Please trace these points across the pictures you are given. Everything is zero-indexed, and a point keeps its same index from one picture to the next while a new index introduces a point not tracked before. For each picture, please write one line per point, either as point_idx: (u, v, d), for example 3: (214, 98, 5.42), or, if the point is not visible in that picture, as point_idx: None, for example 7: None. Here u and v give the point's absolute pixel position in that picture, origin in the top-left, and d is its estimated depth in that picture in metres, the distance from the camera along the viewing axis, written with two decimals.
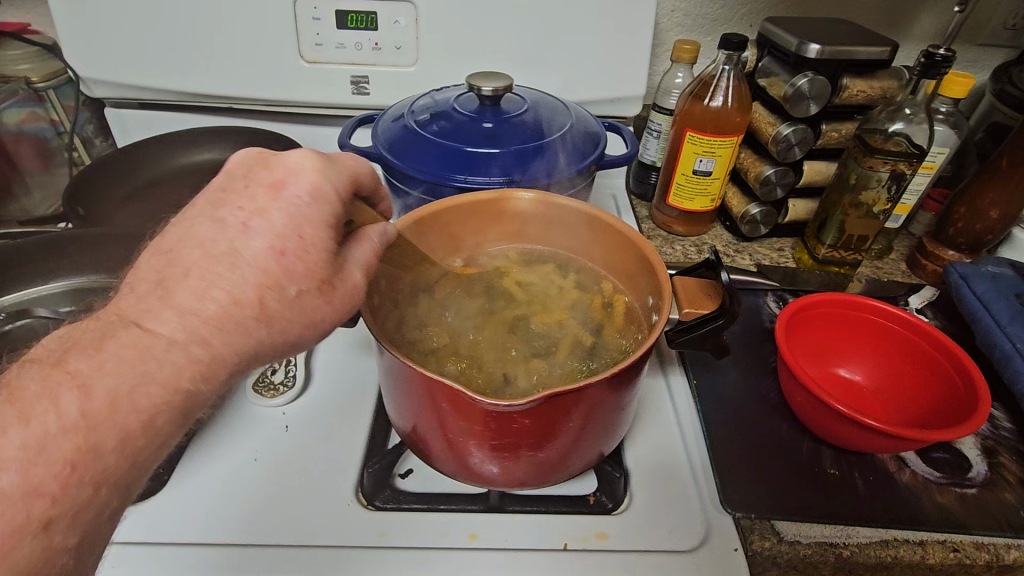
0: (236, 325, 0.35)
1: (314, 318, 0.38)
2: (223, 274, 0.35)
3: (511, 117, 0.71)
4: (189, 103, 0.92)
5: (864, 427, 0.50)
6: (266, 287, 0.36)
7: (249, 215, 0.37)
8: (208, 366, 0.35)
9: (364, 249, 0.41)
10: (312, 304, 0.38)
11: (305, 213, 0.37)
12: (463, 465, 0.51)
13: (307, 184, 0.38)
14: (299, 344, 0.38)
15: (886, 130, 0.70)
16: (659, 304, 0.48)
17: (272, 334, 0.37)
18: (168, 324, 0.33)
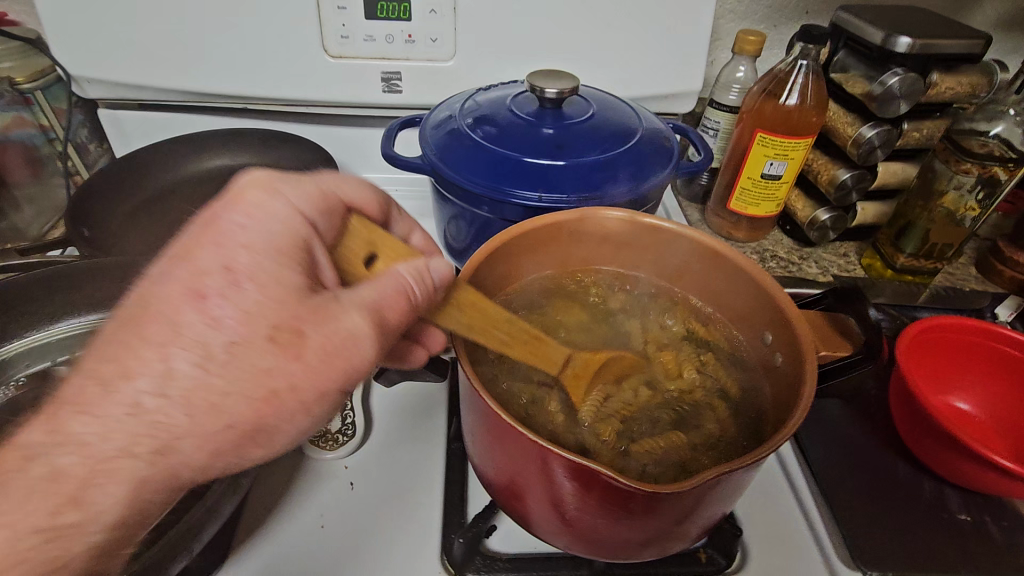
0: (138, 417, 0.31)
1: (264, 384, 0.33)
2: (128, 347, 0.32)
3: (577, 122, 0.64)
4: (195, 103, 0.82)
5: (1001, 471, 0.46)
6: (183, 348, 0.31)
7: (172, 258, 0.34)
8: (97, 477, 0.31)
9: (373, 287, 0.36)
10: (259, 365, 0.32)
11: (250, 241, 0.34)
12: (570, 541, 0.45)
13: (248, 210, 0.36)
14: (238, 427, 0.33)
15: (983, 133, 0.65)
16: (793, 348, 0.43)
17: (192, 419, 0.32)
18: (64, 427, 0.31)
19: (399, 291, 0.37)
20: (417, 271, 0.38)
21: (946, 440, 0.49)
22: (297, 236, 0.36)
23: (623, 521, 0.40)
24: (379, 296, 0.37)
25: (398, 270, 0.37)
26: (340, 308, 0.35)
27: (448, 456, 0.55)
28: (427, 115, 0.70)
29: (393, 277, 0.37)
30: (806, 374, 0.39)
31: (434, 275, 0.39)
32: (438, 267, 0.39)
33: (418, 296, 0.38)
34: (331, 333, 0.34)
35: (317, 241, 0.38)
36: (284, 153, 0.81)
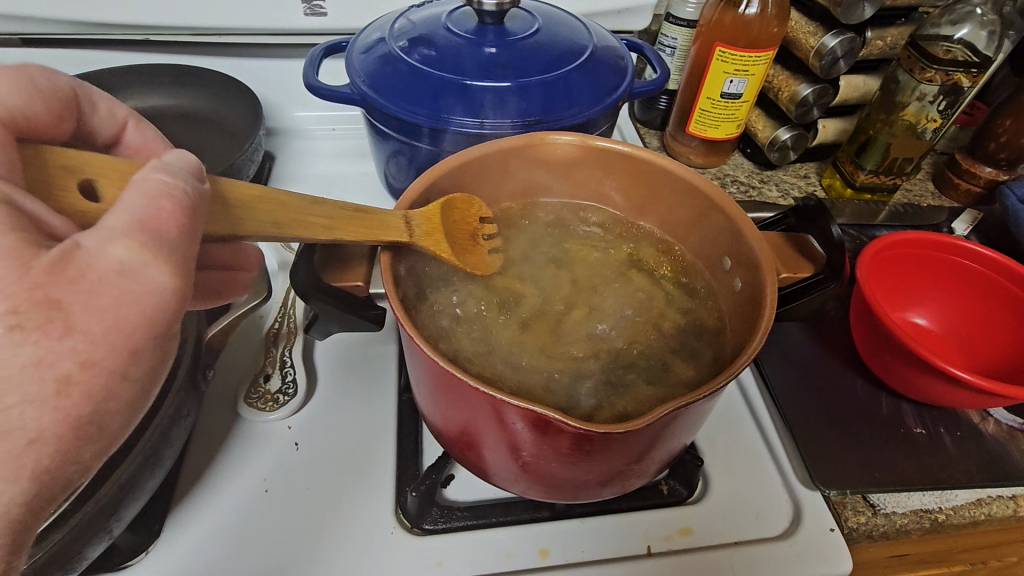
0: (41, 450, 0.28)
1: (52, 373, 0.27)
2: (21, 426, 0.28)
3: (521, 37, 0.58)
4: (90, 36, 0.73)
5: (955, 381, 0.46)
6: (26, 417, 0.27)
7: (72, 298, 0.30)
8: None
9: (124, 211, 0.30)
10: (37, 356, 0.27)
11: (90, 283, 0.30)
12: (532, 487, 0.43)
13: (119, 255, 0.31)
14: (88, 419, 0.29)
15: (948, 37, 0.61)
16: (751, 270, 0.40)
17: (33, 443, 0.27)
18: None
19: (165, 193, 0.31)
20: (163, 169, 0.32)
21: (903, 356, 0.48)
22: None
23: (580, 462, 0.38)
24: (147, 209, 0.30)
25: (142, 178, 0.31)
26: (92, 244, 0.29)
27: (400, 407, 0.52)
28: (354, 39, 0.63)
29: (142, 184, 0.31)
30: (768, 293, 0.37)
31: (186, 165, 0.33)
32: (175, 158, 0.33)
33: (189, 193, 0.32)
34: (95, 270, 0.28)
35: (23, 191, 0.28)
36: (207, 86, 0.72)
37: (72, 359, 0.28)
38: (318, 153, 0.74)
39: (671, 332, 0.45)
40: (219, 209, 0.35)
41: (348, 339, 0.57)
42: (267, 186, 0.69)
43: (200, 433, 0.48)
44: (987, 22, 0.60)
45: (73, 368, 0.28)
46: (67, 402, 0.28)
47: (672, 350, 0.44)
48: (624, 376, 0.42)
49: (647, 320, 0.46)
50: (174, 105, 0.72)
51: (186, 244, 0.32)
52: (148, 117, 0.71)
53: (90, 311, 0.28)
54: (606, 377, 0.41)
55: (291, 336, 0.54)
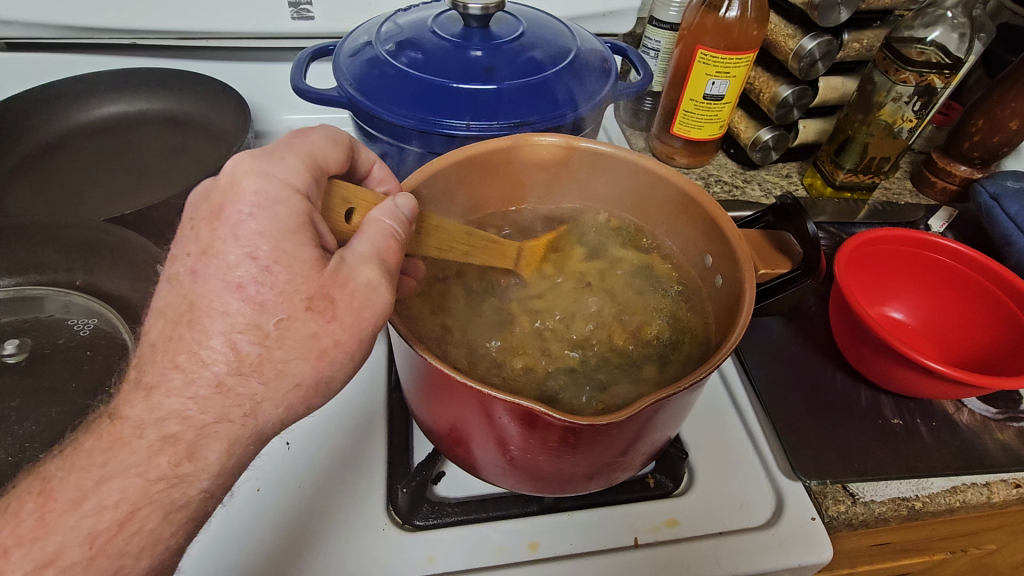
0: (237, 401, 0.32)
1: (315, 344, 0.32)
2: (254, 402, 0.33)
3: (506, 41, 0.59)
4: (74, 40, 0.73)
5: (929, 372, 0.47)
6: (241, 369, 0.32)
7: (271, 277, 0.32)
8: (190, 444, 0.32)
9: (368, 239, 0.33)
10: (305, 331, 0.32)
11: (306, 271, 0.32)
12: (520, 482, 0.43)
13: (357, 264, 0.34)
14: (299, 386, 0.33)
15: (921, 40, 0.63)
16: (730, 266, 0.41)
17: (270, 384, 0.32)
18: (154, 403, 0.32)
19: (390, 234, 0.34)
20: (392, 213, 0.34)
21: (881, 349, 0.50)
22: (301, 215, 0.32)
23: (566, 456, 0.39)
24: (378, 246, 0.33)
25: (376, 216, 0.34)
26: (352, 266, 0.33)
27: (391, 405, 0.52)
28: (341, 43, 0.63)
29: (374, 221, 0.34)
30: (746, 288, 0.38)
31: (410, 211, 0.35)
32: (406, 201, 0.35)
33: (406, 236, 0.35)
34: (352, 292, 0.33)
35: (318, 214, 0.34)
36: (197, 91, 0.72)
37: (331, 337, 0.33)
38: None
39: (656, 328, 0.46)
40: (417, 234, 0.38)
41: None
42: None
43: None
44: (959, 25, 0.62)
45: (330, 344, 0.33)
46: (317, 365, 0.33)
47: (656, 346, 0.45)
48: (611, 372, 0.43)
49: (631, 317, 0.47)
50: (162, 109, 0.72)
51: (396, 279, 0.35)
52: (136, 121, 0.71)
53: (350, 308, 0.33)
54: (594, 375, 0.42)
55: None
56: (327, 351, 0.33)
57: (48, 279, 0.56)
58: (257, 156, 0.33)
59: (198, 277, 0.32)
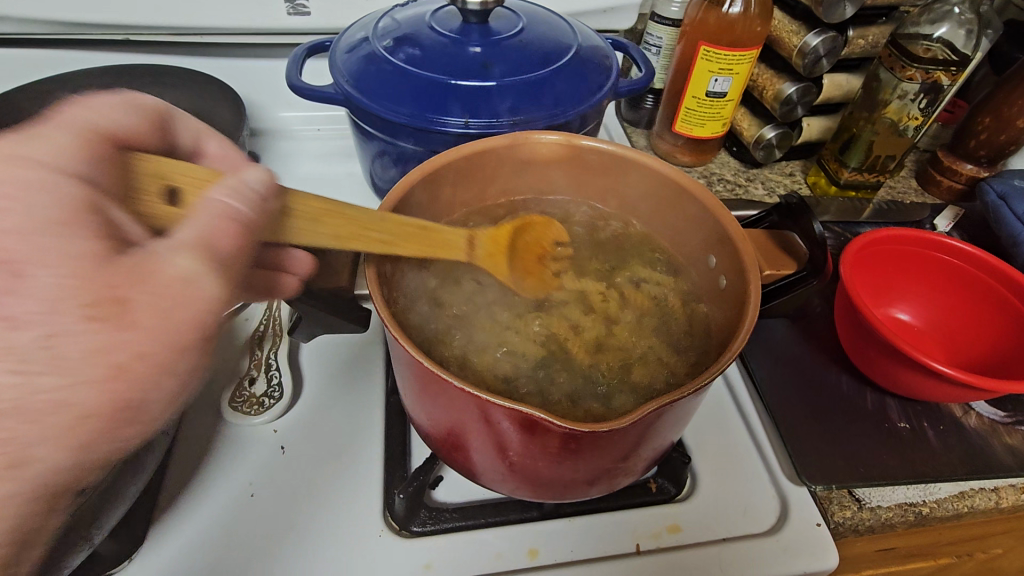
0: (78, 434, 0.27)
1: (107, 359, 0.27)
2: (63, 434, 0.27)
3: (505, 36, 0.58)
4: (67, 36, 0.72)
5: (937, 376, 0.46)
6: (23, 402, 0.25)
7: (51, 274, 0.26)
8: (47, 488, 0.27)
9: (198, 226, 0.30)
10: (91, 342, 0.27)
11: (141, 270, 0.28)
12: (520, 487, 0.43)
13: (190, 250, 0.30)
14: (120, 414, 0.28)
15: (927, 36, 0.62)
16: (735, 268, 0.41)
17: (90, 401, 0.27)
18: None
19: (227, 216, 0.31)
20: (235, 190, 0.31)
21: (888, 351, 0.49)
22: (75, 200, 0.28)
23: (567, 461, 0.38)
24: (205, 230, 0.30)
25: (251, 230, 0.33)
26: (156, 258, 0.29)
27: (387, 408, 0.51)
28: (338, 38, 0.62)
29: (207, 205, 0.30)
30: (751, 290, 0.37)
31: (259, 187, 0.32)
32: (255, 176, 0.32)
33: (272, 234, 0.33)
34: (157, 286, 0.28)
35: (106, 199, 0.30)
36: (191, 87, 0.70)
37: (128, 349, 0.27)
38: (302, 154, 0.73)
39: (658, 330, 0.45)
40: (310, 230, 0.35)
41: (334, 341, 0.56)
42: None
43: (185, 436, 0.48)
44: (966, 21, 0.61)
45: (127, 358, 0.27)
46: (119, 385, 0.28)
47: (660, 349, 0.44)
48: (611, 376, 0.42)
49: (632, 319, 0.46)
50: None
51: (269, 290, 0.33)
52: None
53: (151, 309, 0.28)
54: (596, 379, 0.41)
55: (277, 339, 0.53)
56: (124, 367, 0.27)
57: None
58: (11, 140, 0.29)
59: None
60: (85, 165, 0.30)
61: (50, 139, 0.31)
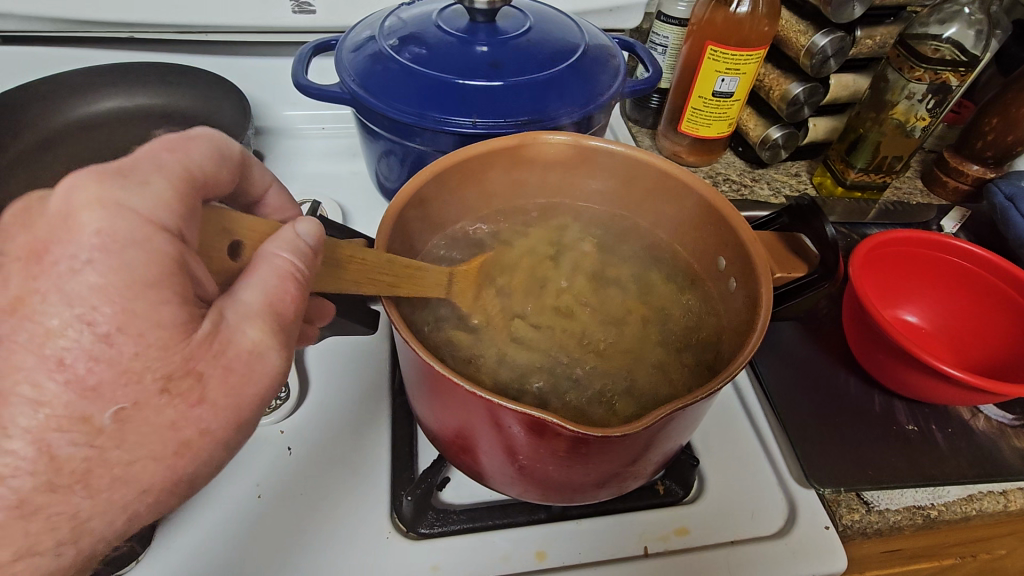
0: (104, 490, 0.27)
1: (171, 435, 0.28)
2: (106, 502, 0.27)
3: (513, 35, 0.58)
4: (72, 33, 0.71)
5: (946, 379, 0.46)
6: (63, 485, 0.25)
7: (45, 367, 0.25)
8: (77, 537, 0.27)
9: (267, 292, 0.31)
10: (159, 422, 0.27)
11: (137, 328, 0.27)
12: (529, 490, 0.42)
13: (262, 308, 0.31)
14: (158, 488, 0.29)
15: (936, 36, 0.61)
16: (746, 269, 0.40)
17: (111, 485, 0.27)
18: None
19: (288, 275, 0.31)
20: (291, 245, 0.31)
21: (896, 354, 0.49)
22: (168, 258, 0.27)
23: (577, 464, 0.38)
24: (269, 293, 0.31)
25: (269, 250, 0.30)
26: (230, 329, 0.30)
27: (394, 409, 0.51)
28: (344, 37, 0.62)
29: (268, 260, 0.30)
30: (763, 294, 0.37)
31: (312, 239, 0.32)
32: (308, 228, 0.32)
33: (310, 270, 0.31)
34: (228, 359, 0.29)
35: (194, 254, 0.28)
36: (196, 86, 0.70)
37: (196, 426, 0.29)
38: (307, 154, 0.73)
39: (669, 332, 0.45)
40: (330, 267, 0.34)
41: (340, 341, 0.56)
42: None
43: None
44: (975, 21, 0.61)
45: (192, 434, 0.28)
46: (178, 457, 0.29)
47: (670, 352, 0.44)
48: (621, 378, 0.42)
49: (643, 321, 0.46)
50: (162, 104, 0.71)
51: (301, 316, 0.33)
52: (134, 116, 0.70)
53: (219, 386, 0.29)
54: (605, 382, 0.41)
55: None
56: (188, 442, 0.28)
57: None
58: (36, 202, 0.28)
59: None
60: (178, 208, 0.28)
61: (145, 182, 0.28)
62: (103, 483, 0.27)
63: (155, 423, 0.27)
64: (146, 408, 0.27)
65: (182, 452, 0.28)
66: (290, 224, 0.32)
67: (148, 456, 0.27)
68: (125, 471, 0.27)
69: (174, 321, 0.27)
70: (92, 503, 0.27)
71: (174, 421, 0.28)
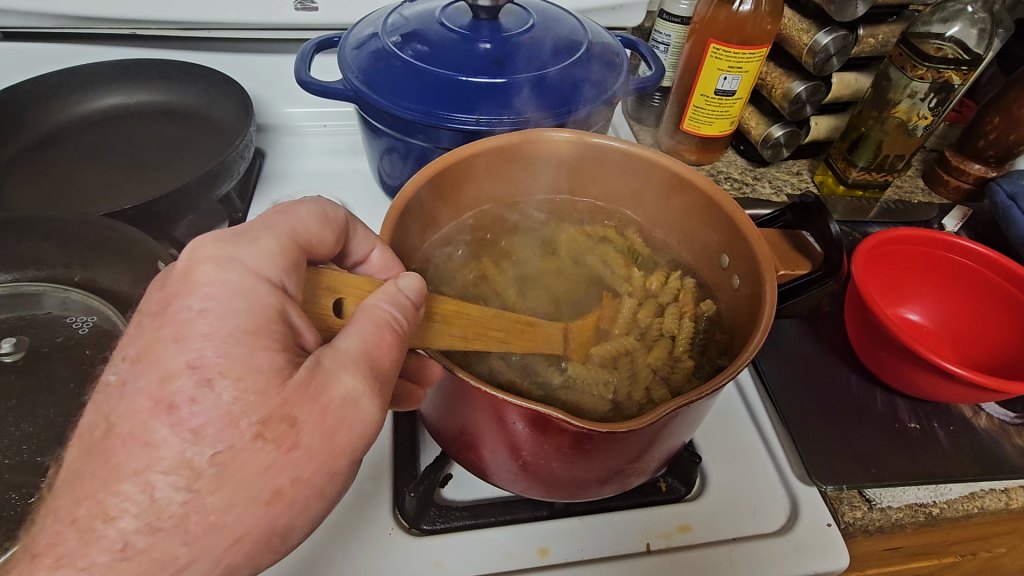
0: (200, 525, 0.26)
1: (268, 483, 0.27)
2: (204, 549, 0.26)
3: (515, 33, 0.58)
4: (74, 30, 0.71)
5: (948, 376, 0.46)
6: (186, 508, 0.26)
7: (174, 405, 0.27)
8: None
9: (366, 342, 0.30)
10: (257, 465, 0.27)
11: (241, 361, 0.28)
12: (531, 486, 0.42)
13: (358, 366, 0.30)
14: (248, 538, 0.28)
15: (939, 35, 0.62)
16: (750, 266, 0.40)
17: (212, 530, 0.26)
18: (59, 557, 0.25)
19: (387, 325, 0.31)
20: (394, 299, 0.32)
21: (898, 352, 0.49)
22: (269, 306, 0.29)
23: (580, 461, 0.38)
24: (367, 343, 0.30)
25: (370, 302, 0.31)
26: (327, 375, 0.29)
27: (397, 405, 0.51)
28: (347, 34, 0.62)
29: (369, 311, 0.31)
30: (765, 290, 0.37)
31: (411, 293, 0.33)
32: (408, 283, 0.33)
33: (408, 324, 0.32)
34: (324, 405, 0.29)
35: (295, 304, 0.30)
36: (196, 83, 0.70)
37: (290, 473, 0.28)
38: (309, 151, 0.73)
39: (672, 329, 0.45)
40: (424, 320, 0.34)
41: None
42: (256, 186, 0.68)
43: None
44: (978, 20, 0.61)
45: (288, 482, 0.28)
46: (274, 511, 0.28)
47: (671, 350, 0.44)
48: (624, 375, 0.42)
49: (645, 319, 0.46)
50: (163, 100, 0.71)
51: (396, 374, 0.32)
52: (137, 113, 0.70)
53: (315, 430, 0.28)
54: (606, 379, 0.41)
55: None
56: (282, 489, 0.28)
57: (46, 275, 0.55)
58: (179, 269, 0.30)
59: (125, 392, 0.27)
60: (277, 267, 0.30)
61: (256, 240, 0.31)
62: (200, 529, 0.26)
63: (253, 468, 0.27)
64: (243, 450, 0.27)
65: (276, 499, 0.28)
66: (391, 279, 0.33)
67: (244, 501, 0.27)
68: (222, 518, 0.27)
69: (272, 365, 0.28)
70: (191, 550, 0.26)
71: (272, 465, 0.27)
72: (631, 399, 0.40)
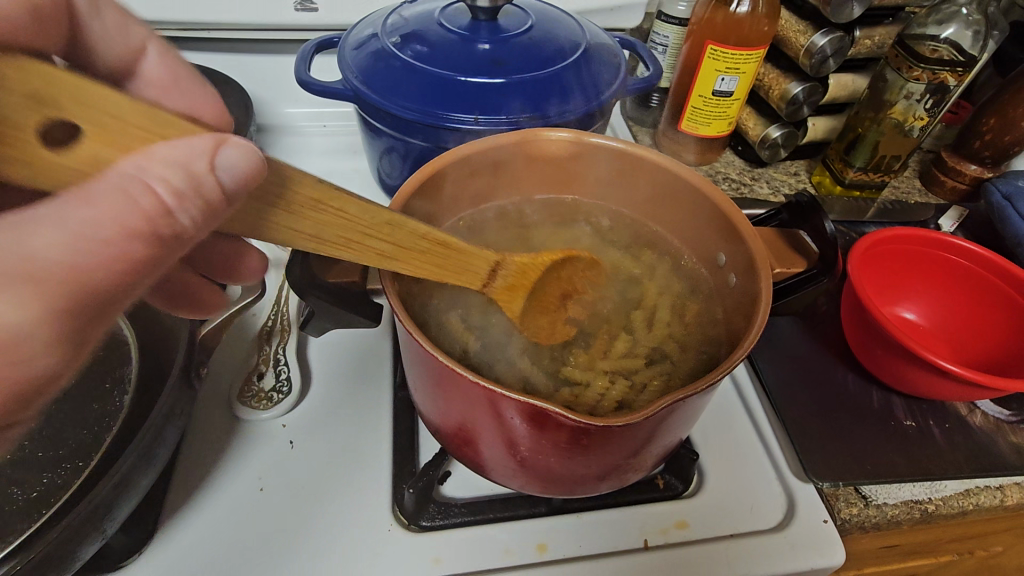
0: None
1: None
2: None
3: (514, 33, 0.58)
4: None
5: (944, 373, 0.47)
6: None
7: None
8: None
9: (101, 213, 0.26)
10: None
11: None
12: (530, 482, 0.43)
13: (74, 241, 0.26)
14: None
15: (934, 36, 0.62)
16: (747, 264, 0.41)
17: None
18: None
19: (140, 195, 0.26)
20: (178, 168, 0.26)
21: (895, 350, 0.49)
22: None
23: (578, 457, 0.38)
24: (111, 209, 0.26)
25: (142, 168, 0.25)
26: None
27: (396, 403, 0.51)
28: (346, 35, 0.62)
29: (125, 177, 0.25)
30: (762, 287, 0.38)
31: (219, 164, 0.26)
32: (230, 155, 0.26)
33: (194, 194, 0.27)
34: None
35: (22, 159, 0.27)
36: None
37: None
38: (309, 150, 0.73)
39: (669, 327, 0.46)
40: (251, 201, 0.29)
41: (342, 335, 0.56)
42: None
43: (193, 433, 0.47)
44: (973, 22, 0.61)
45: None
46: None
47: (669, 348, 0.44)
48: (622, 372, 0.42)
49: (643, 316, 0.46)
50: None
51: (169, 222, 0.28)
52: None
53: None
54: (604, 376, 0.41)
55: (286, 333, 0.52)
56: None
57: None
58: None
59: None
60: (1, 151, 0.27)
61: None
62: None
63: None
64: None
65: None
66: (203, 147, 0.26)
67: None
68: None
69: None
70: None
71: None
72: (631, 396, 0.40)
